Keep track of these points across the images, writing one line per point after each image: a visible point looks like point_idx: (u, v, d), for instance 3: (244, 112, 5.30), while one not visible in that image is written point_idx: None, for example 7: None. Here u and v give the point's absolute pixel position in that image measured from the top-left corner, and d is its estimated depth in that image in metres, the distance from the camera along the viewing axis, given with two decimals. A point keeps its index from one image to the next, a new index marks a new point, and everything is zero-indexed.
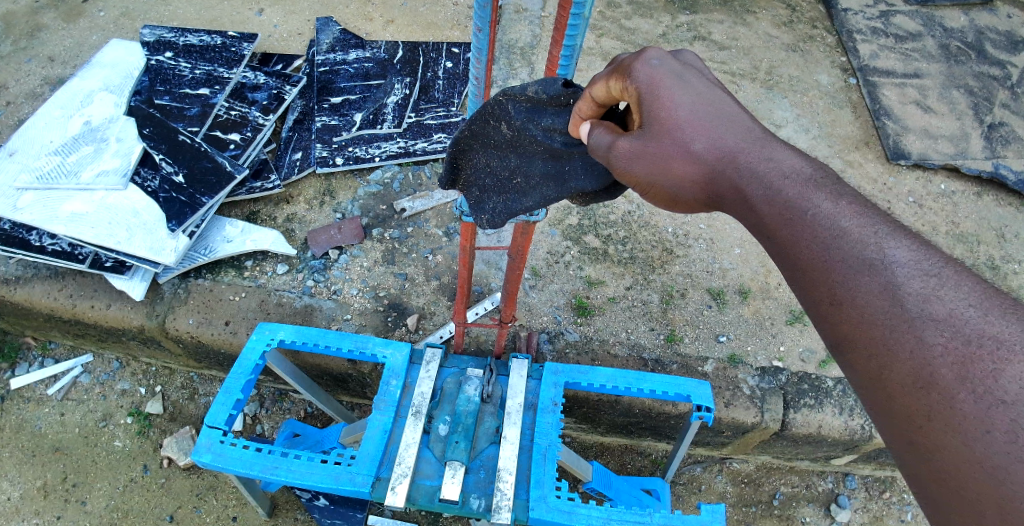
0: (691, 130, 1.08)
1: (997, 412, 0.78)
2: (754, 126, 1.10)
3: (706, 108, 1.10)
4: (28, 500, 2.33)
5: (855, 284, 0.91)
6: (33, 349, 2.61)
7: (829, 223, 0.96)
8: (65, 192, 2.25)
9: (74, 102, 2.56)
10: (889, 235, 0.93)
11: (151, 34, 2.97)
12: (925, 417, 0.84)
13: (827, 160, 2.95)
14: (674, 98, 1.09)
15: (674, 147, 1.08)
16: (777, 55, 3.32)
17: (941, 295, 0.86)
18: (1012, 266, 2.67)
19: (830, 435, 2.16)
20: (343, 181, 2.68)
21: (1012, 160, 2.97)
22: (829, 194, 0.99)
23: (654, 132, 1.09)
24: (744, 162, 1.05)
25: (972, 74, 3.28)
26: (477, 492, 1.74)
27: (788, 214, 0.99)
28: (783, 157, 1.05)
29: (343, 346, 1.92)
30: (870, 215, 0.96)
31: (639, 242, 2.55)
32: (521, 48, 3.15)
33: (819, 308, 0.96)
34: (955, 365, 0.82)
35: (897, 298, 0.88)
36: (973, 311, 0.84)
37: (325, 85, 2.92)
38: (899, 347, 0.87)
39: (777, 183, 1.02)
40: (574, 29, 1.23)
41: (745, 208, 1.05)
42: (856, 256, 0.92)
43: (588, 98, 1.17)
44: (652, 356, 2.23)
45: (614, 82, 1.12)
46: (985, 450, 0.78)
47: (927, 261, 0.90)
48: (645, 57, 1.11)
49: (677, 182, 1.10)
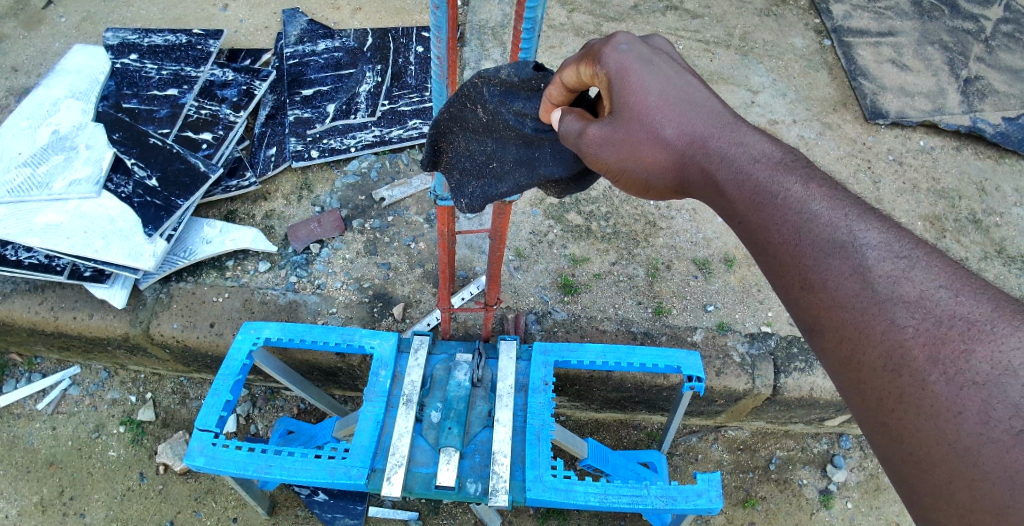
0: (661, 116, 1.10)
1: (967, 393, 0.78)
2: (724, 111, 1.13)
3: (676, 94, 1.12)
4: (26, 516, 2.31)
5: (826, 267, 0.92)
6: (19, 366, 2.58)
7: (799, 208, 0.98)
8: (37, 204, 2.20)
9: (40, 111, 2.51)
10: (858, 218, 0.95)
11: (115, 37, 2.90)
12: (895, 400, 0.84)
13: (805, 123, 2.95)
14: (643, 84, 1.09)
15: (645, 133, 1.10)
16: (750, 21, 3.30)
17: (912, 276, 0.87)
18: (994, 219, 2.69)
19: (822, 397, 2.18)
20: (320, 174, 2.65)
21: (990, 114, 2.97)
22: (798, 179, 1.01)
23: (623, 118, 1.10)
24: (713, 148, 1.08)
25: (946, 29, 3.27)
26: (472, 476, 1.74)
27: (757, 198, 1.02)
28: (752, 142, 1.08)
29: (329, 340, 1.91)
30: (840, 199, 0.98)
31: (622, 217, 2.53)
32: (492, 28, 3.10)
33: (792, 293, 0.97)
34: (926, 346, 0.82)
35: (867, 281, 0.89)
36: (943, 291, 0.84)
37: (296, 78, 2.87)
38: (870, 329, 0.87)
39: (748, 167, 1.05)
40: (533, 13, 1.20)
41: (715, 192, 1.08)
42: (827, 239, 0.94)
43: (558, 83, 1.15)
44: (641, 329, 2.24)
45: (584, 68, 1.10)
46: (957, 430, 0.78)
47: (897, 244, 0.90)
48: (615, 41, 1.10)
49: (645, 169, 1.13)
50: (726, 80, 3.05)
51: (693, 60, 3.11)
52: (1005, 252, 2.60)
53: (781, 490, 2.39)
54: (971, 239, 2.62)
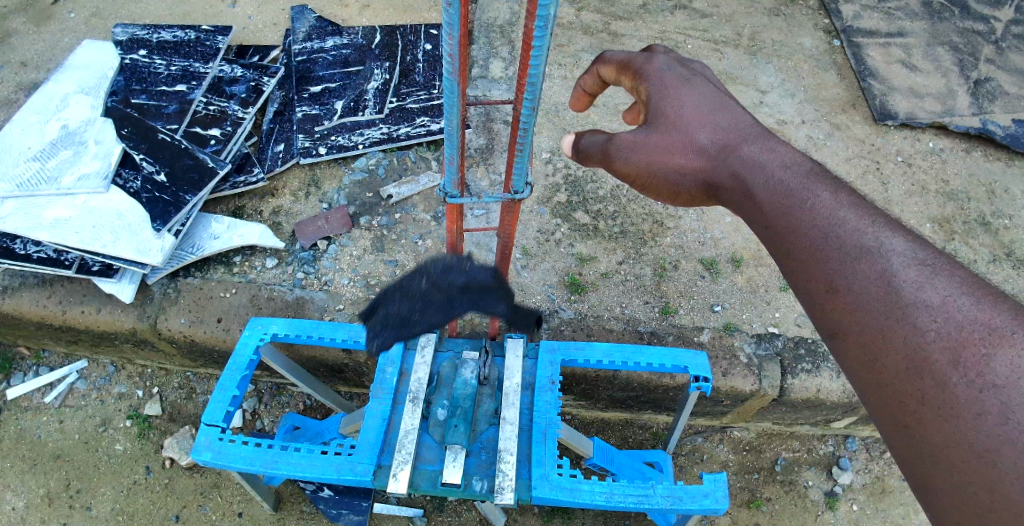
0: (695, 125, 1.27)
1: (987, 396, 0.85)
2: (754, 125, 1.29)
3: (708, 107, 1.30)
4: (33, 509, 2.33)
5: (852, 271, 1.02)
6: (27, 359, 2.60)
7: (828, 214, 1.09)
8: (46, 198, 2.21)
9: (50, 106, 2.52)
10: (885, 229, 1.05)
11: (124, 33, 2.90)
12: (917, 402, 0.92)
13: (813, 124, 2.93)
14: (680, 96, 1.29)
15: (678, 138, 1.27)
16: (759, 21, 3.29)
17: (934, 283, 0.96)
18: (1003, 221, 2.68)
19: (829, 398, 2.17)
20: (327, 171, 2.65)
21: (1000, 116, 2.96)
22: (828, 188, 1.12)
23: (659, 125, 1.29)
24: (746, 153, 1.22)
25: (956, 30, 3.25)
26: (479, 474, 1.73)
27: (787, 202, 1.13)
28: (782, 150, 1.21)
29: (336, 337, 1.91)
30: (866, 210, 1.09)
31: (629, 216, 2.53)
32: (500, 26, 3.10)
33: (816, 297, 1.07)
34: (947, 350, 0.90)
35: (892, 287, 0.98)
36: (965, 299, 0.93)
37: (304, 75, 2.87)
38: (894, 332, 0.96)
39: (778, 172, 1.17)
40: (540, 42, 1.07)
41: (745, 194, 1.20)
42: (854, 244, 1.04)
43: (593, 75, 1.39)
44: (647, 329, 2.23)
45: (626, 74, 1.36)
46: (976, 431, 0.85)
47: (921, 253, 1.00)
48: (657, 60, 1.35)
49: (674, 172, 1.28)
50: (734, 80, 3.04)
51: (701, 59, 3.10)
52: (1014, 255, 2.59)
53: (786, 491, 2.38)
54: (980, 242, 2.61)
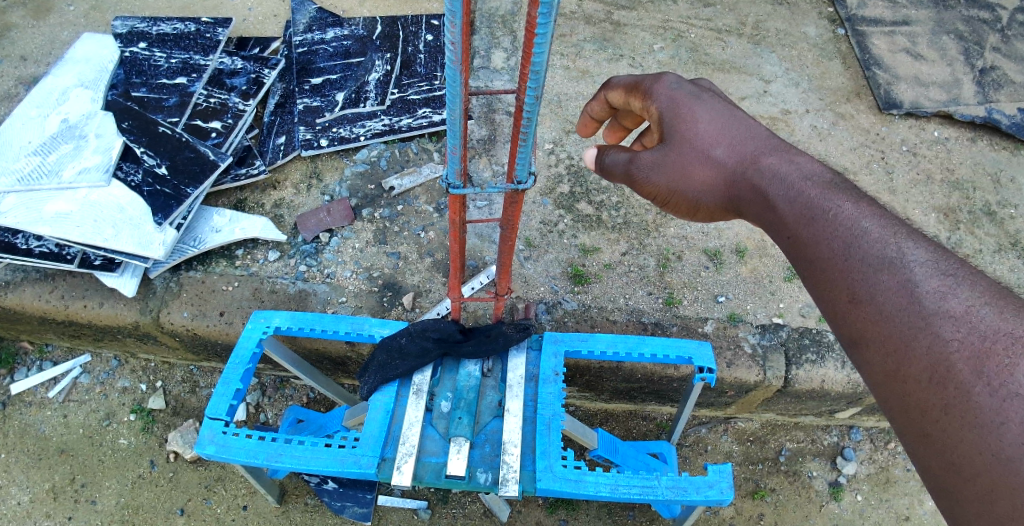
0: (711, 140, 1.33)
1: (1011, 404, 0.85)
2: (769, 135, 1.34)
3: (723, 121, 1.35)
4: (38, 503, 2.33)
5: (875, 280, 1.05)
6: (31, 354, 2.60)
7: (850, 224, 1.13)
8: (47, 192, 2.20)
9: (50, 100, 2.50)
10: (907, 239, 1.07)
11: (124, 26, 2.89)
12: (940, 410, 0.92)
13: (818, 113, 2.91)
14: (694, 113, 1.35)
15: (695, 155, 1.33)
16: (762, 10, 3.26)
17: (957, 292, 0.97)
18: (1009, 210, 2.66)
19: (834, 389, 2.16)
20: (329, 162, 2.64)
21: (1005, 105, 2.94)
22: (847, 198, 1.17)
23: (674, 143, 1.34)
24: (765, 164, 1.27)
25: (961, 19, 3.23)
26: (483, 466, 1.72)
27: (809, 213, 1.18)
28: (802, 161, 1.27)
29: (339, 329, 1.90)
30: (889, 221, 1.12)
31: (633, 206, 2.51)
32: (502, 15, 3.09)
33: (840, 306, 1.09)
34: (969, 359, 0.90)
35: (915, 297, 1.00)
36: (989, 309, 0.93)
37: (304, 67, 2.85)
38: (917, 342, 0.97)
39: (799, 184, 1.22)
40: (544, 29, 1.03)
41: (766, 205, 1.24)
42: (877, 255, 1.07)
43: (603, 100, 1.47)
44: (651, 319, 2.23)
45: (636, 99, 1.41)
46: (1000, 441, 0.84)
47: (943, 264, 1.02)
48: (665, 80, 1.39)
49: (695, 187, 1.33)
50: (738, 69, 3.02)
51: (704, 48, 3.08)
52: (1020, 244, 2.57)
53: (790, 482, 2.38)
54: (986, 231, 2.59)
